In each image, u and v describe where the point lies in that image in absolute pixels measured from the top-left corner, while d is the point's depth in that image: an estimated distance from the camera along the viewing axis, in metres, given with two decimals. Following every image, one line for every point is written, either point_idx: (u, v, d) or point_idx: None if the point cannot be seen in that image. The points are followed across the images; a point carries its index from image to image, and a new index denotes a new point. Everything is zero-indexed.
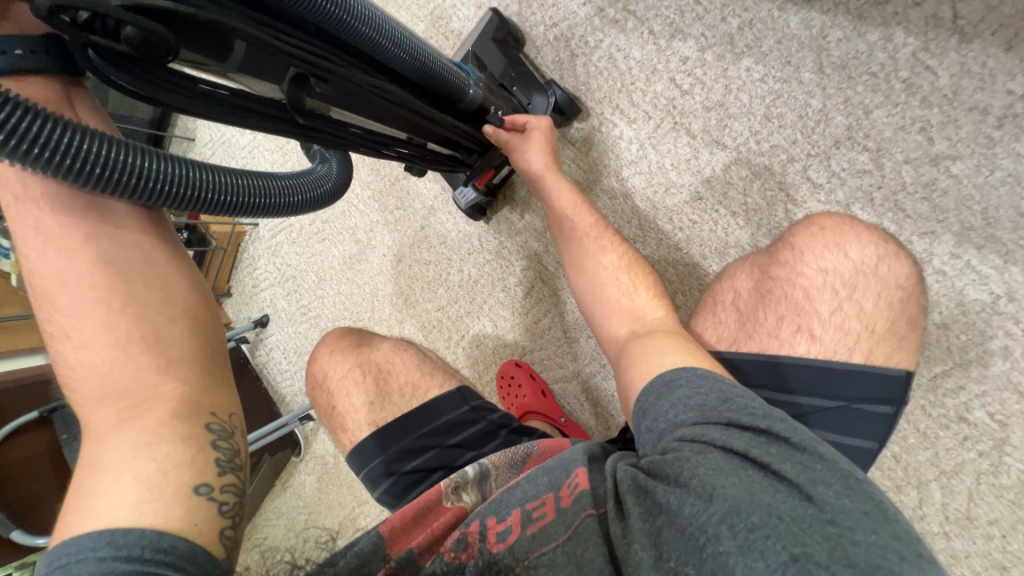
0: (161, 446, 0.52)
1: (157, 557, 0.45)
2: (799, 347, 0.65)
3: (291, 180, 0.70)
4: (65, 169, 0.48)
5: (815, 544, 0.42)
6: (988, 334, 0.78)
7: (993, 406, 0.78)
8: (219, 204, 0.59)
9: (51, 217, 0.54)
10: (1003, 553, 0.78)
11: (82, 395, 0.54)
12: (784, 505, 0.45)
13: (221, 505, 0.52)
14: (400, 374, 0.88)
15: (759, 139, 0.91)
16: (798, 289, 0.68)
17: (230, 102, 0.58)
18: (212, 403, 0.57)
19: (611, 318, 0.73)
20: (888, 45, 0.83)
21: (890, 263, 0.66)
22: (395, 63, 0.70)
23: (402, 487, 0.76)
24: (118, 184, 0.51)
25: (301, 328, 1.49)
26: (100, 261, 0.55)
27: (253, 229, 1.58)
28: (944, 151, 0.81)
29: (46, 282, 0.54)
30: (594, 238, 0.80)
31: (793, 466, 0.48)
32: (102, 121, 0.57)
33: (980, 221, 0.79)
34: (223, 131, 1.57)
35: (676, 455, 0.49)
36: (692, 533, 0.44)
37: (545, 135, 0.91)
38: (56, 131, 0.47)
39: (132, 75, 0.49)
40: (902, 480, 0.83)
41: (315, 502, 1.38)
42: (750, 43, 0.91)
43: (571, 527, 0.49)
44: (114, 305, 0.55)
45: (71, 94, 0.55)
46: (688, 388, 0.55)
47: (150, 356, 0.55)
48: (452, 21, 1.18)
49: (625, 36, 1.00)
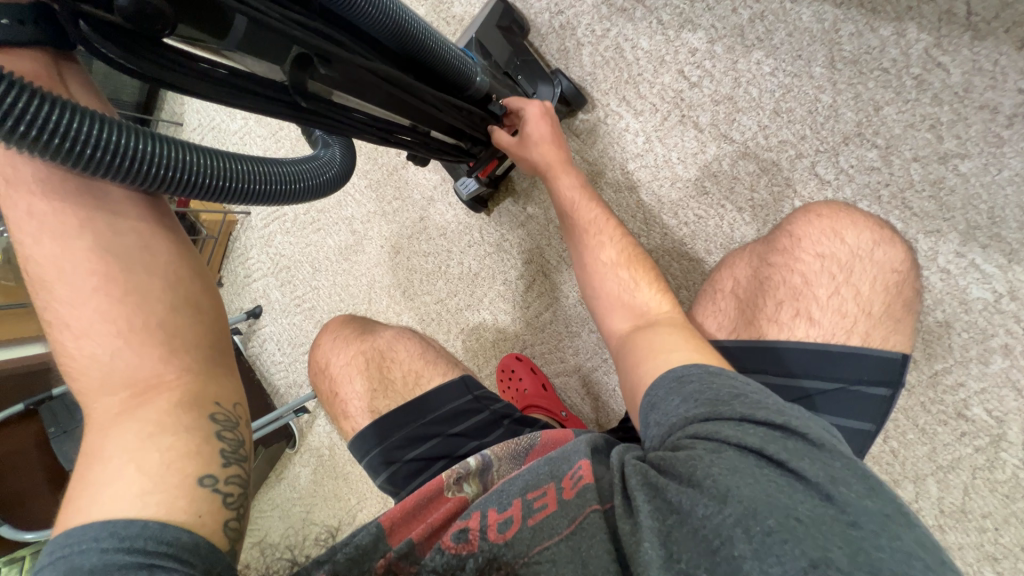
0: (165, 437, 0.50)
1: (158, 549, 0.43)
2: (798, 330, 0.65)
3: (294, 166, 0.67)
4: (53, 148, 0.45)
5: (837, 549, 0.40)
6: (990, 332, 0.79)
7: (992, 403, 0.80)
8: (219, 190, 0.56)
9: (44, 201, 0.51)
10: (995, 545, 0.80)
11: (83, 385, 0.53)
12: (803, 506, 0.43)
13: (225, 496, 0.50)
14: (402, 362, 0.86)
15: (768, 133, 0.91)
16: (797, 274, 0.67)
17: (230, 82, 0.56)
18: (217, 393, 0.55)
19: (614, 308, 0.72)
20: (900, 41, 0.82)
21: (886, 248, 0.66)
22: (399, 44, 0.67)
23: (405, 475, 0.75)
24: (115, 168, 0.48)
25: (295, 320, 1.46)
26: (97, 247, 0.52)
27: (245, 218, 1.54)
28: (953, 150, 0.81)
29: (42, 269, 0.52)
30: (606, 225, 0.79)
31: (812, 463, 0.47)
32: (96, 98, 0.54)
33: (986, 220, 0.79)
34: (214, 116, 1.51)
35: (688, 454, 0.49)
36: (705, 535, 0.44)
37: (553, 126, 0.89)
38: (43, 106, 0.44)
39: (127, 49, 0.46)
40: (899, 474, 0.84)
41: (311, 494, 1.37)
42: (761, 35, 0.90)
43: (574, 520, 0.49)
44: (113, 293, 0.52)
45: (61, 69, 0.52)
46: (700, 384, 0.54)
47: (152, 345, 0.53)
48: (454, 6, 1.15)
49: (633, 26, 0.98)
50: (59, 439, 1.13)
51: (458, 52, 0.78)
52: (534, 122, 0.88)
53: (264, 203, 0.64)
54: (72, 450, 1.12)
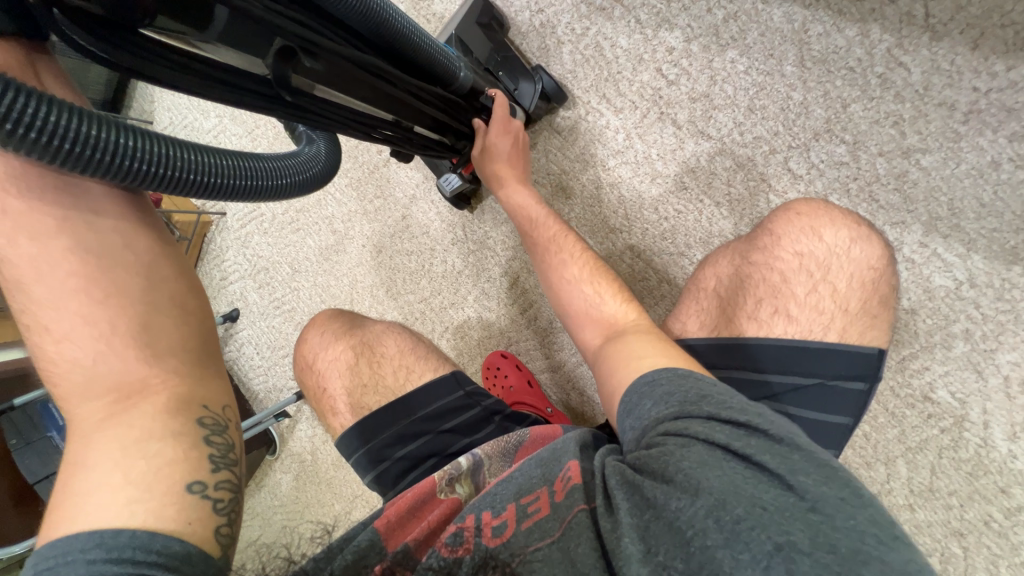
0: (151, 443, 0.49)
1: (148, 558, 0.43)
2: (776, 327, 0.67)
3: (279, 162, 0.66)
4: (31, 143, 0.43)
5: (798, 531, 0.42)
6: (952, 318, 0.84)
7: (955, 385, 0.84)
8: (204, 186, 0.56)
9: (19, 200, 0.49)
10: (961, 521, 0.83)
11: (64, 390, 0.50)
12: (769, 495, 0.45)
13: (215, 502, 0.49)
14: (392, 358, 0.84)
15: (743, 130, 0.93)
16: (776, 271, 0.69)
17: (212, 76, 0.54)
18: (205, 396, 0.54)
19: (582, 324, 0.73)
20: (865, 41, 0.86)
21: (862, 245, 0.68)
22: (381, 37, 0.67)
23: (394, 474, 0.74)
24: (97, 164, 0.47)
25: (274, 322, 1.42)
26: (77, 248, 0.50)
27: (220, 219, 1.50)
28: (915, 145, 0.85)
29: (18, 271, 0.49)
30: (565, 238, 0.81)
31: (774, 456, 0.47)
32: (72, 92, 0.52)
33: (946, 211, 0.83)
34: (186, 114, 1.47)
35: (660, 451, 0.49)
36: (678, 527, 0.45)
37: (523, 146, 0.95)
38: (19, 99, 0.42)
39: (106, 41, 0.46)
40: (872, 457, 0.88)
41: (293, 501, 1.34)
42: (735, 35, 0.93)
43: (564, 522, 0.50)
44: (95, 295, 0.50)
45: (34, 61, 0.50)
46: (669, 385, 0.55)
47: (137, 349, 0.51)
48: (434, 3, 1.14)
49: (612, 25, 1.00)
50: (22, 451, 1.08)
51: (441, 48, 0.78)
52: (500, 137, 0.92)
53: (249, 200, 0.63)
54: (34, 462, 1.07)
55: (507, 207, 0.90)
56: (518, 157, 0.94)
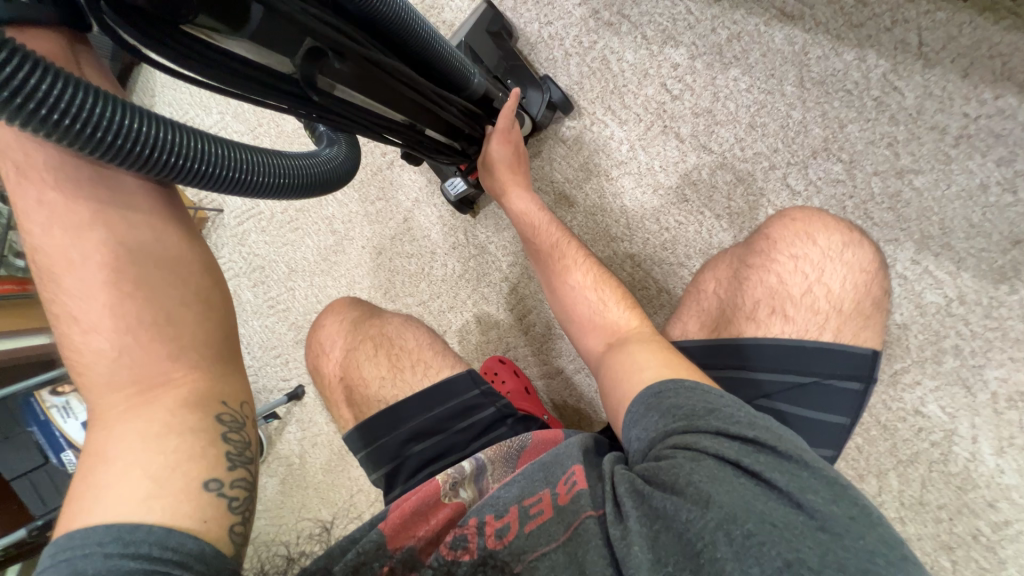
0: (171, 439, 0.48)
1: (164, 556, 0.42)
2: (774, 327, 0.68)
3: (302, 162, 0.67)
4: (66, 131, 0.43)
5: (807, 549, 0.42)
6: (942, 334, 0.86)
7: (945, 400, 0.86)
8: (229, 181, 0.56)
9: (54, 190, 0.49)
10: (950, 535, 0.85)
11: (88, 379, 0.50)
12: (776, 512, 0.45)
13: (231, 500, 0.48)
14: (411, 351, 0.83)
15: (744, 146, 0.96)
16: (773, 273, 0.71)
17: (242, 72, 0.55)
18: (224, 392, 0.53)
19: (584, 333, 0.74)
20: (862, 65, 0.90)
21: (855, 249, 0.70)
22: (403, 39, 0.67)
23: (410, 470, 0.74)
24: (128, 154, 0.47)
25: (268, 322, 1.40)
26: (108, 239, 0.49)
27: (217, 215, 1.49)
28: (908, 166, 0.88)
29: (50, 259, 0.49)
30: (568, 244, 0.82)
31: (783, 474, 0.48)
32: (110, 83, 0.53)
33: (937, 230, 0.86)
34: (188, 109, 1.47)
35: (669, 463, 0.50)
36: (688, 538, 0.45)
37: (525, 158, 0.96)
38: (61, 88, 0.43)
39: (145, 33, 0.46)
40: (864, 469, 0.89)
41: (278, 505, 1.30)
42: (738, 54, 0.96)
43: (570, 526, 0.51)
44: (123, 288, 0.50)
45: (76, 51, 0.50)
46: (679, 398, 0.55)
47: (162, 342, 0.50)
48: (444, 11, 1.17)
49: (619, 39, 1.03)
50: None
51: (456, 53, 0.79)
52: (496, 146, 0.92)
53: (272, 197, 0.63)
54: (13, 458, 1.04)
55: (507, 209, 0.91)
56: (519, 163, 0.94)
